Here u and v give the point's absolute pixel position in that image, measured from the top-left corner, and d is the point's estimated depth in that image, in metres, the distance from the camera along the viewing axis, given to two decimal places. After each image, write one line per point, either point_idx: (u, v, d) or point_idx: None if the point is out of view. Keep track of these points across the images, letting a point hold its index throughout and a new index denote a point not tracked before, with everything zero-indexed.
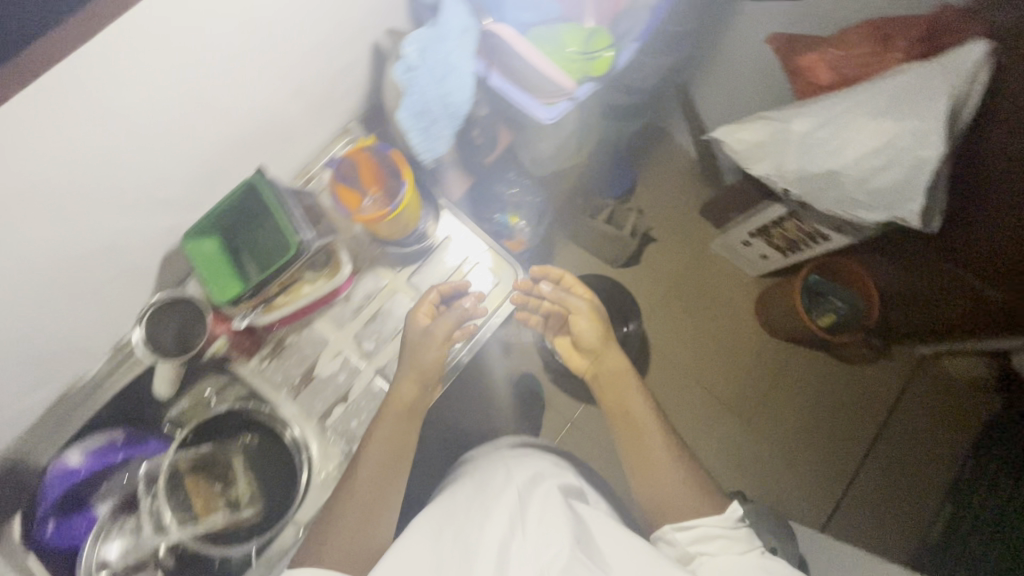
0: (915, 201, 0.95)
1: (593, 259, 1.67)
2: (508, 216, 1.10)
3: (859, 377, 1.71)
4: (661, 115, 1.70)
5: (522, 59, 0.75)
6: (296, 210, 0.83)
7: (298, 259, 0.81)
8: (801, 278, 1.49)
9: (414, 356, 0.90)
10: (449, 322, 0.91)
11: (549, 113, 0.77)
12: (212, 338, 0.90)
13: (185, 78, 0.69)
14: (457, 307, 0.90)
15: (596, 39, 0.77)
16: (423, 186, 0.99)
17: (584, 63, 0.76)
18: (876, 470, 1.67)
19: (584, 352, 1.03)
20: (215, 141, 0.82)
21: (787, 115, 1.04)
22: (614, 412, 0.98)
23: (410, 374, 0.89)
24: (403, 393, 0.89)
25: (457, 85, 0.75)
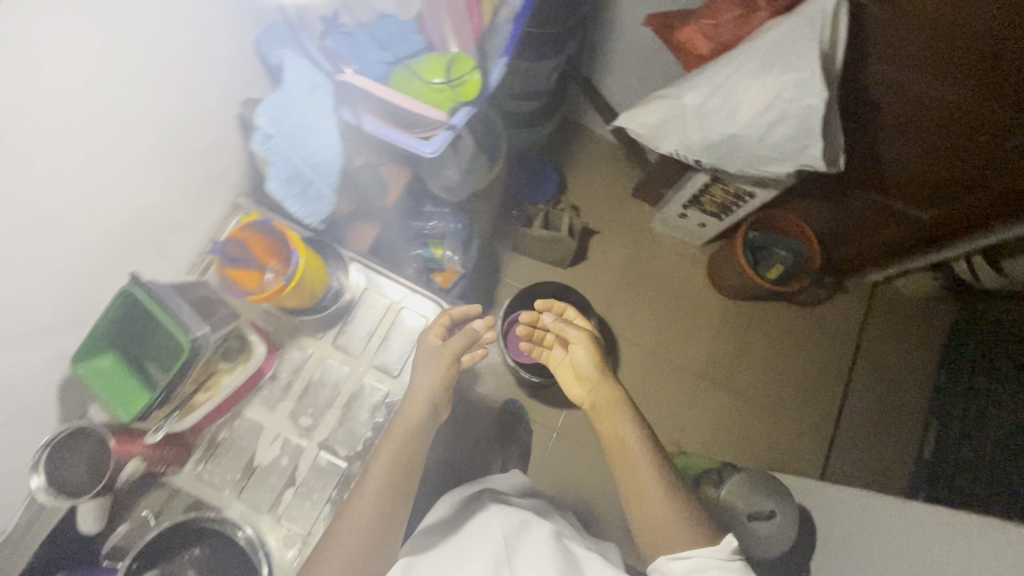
0: (814, 145, 0.97)
1: (540, 265, 1.66)
2: (432, 249, 1.08)
3: (818, 317, 1.76)
4: (572, 110, 1.71)
5: (386, 101, 0.69)
6: (186, 307, 0.74)
7: (199, 356, 0.72)
8: (741, 238, 1.52)
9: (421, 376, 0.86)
10: (457, 342, 0.88)
11: (426, 148, 0.71)
12: (121, 463, 0.75)
13: (29, 190, 0.62)
14: (469, 326, 0.87)
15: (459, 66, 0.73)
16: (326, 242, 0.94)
17: (452, 91, 0.72)
18: (857, 406, 1.72)
19: (582, 377, 1.10)
20: (83, 252, 0.74)
21: (677, 90, 1.05)
22: (606, 436, 1.00)
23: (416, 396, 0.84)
24: (412, 409, 0.85)
25: (321, 144, 0.67)
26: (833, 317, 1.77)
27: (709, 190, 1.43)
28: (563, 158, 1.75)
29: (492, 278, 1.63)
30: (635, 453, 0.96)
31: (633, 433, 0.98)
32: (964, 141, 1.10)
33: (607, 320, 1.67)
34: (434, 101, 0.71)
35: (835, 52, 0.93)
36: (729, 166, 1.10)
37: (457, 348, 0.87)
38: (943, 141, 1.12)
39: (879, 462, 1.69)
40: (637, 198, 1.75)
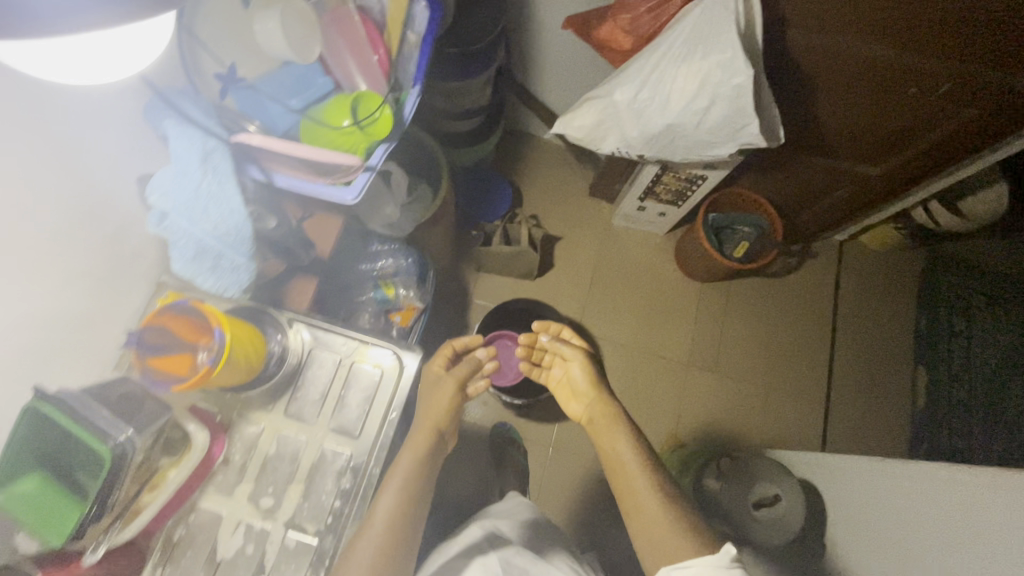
0: (751, 122, 0.95)
1: (508, 280, 1.62)
2: (384, 289, 1.03)
3: (792, 287, 1.75)
4: (514, 120, 1.68)
5: (291, 154, 0.65)
6: (97, 411, 0.57)
7: (119, 454, 0.56)
8: (700, 222, 1.51)
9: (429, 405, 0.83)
10: (466, 367, 0.89)
11: (347, 195, 0.68)
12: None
13: None
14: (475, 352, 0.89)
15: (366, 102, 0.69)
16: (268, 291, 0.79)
17: (360, 130, 0.68)
18: (846, 368, 1.72)
19: (578, 395, 1.13)
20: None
21: (607, 89, 1.03)
22: (604, 451, 1.00)
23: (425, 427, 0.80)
24: (423, 436, 0.79)
25: (225, 212, 0.59)
26: (807, 284, 1.77)
27: (662, 179, 1.41)
28: (515, 169, 1.72)
29: (461, 301, 1.58)
30: (630, 468, 0.94)
31: (629, 449, 0.97)
32: (896, 93, 1.12)
33: (585, 325, 1.63)
34: (346, 145, 0.68)
35: (753, 30, 0.93)
36: (673, 155, 1.08)
37: (464, 375, 0.88)
38: (876, 95, 1.14)
39: (879, 420, 1.67)
40: (594, 197, 1.73)
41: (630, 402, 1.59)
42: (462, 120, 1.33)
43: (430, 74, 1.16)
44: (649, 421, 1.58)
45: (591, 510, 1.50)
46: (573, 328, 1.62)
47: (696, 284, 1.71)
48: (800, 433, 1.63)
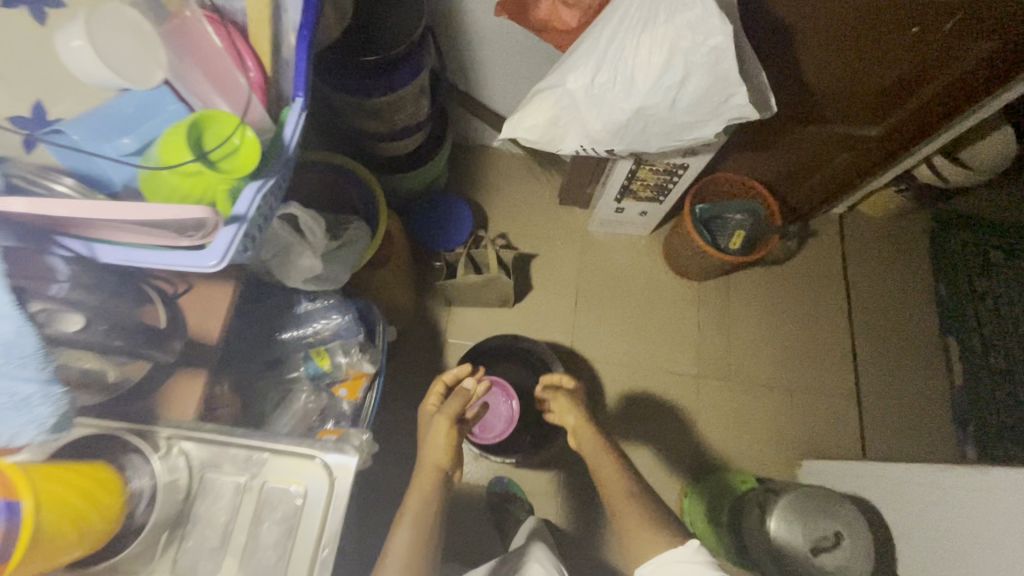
0: (738, 91, 0.78)
1: (483, 312, 1.42)
2: (319, 360, 0.82)
3: (799, 269, 1.59)
4: (462, 133, 1.50)
5: (122, 218, 0.46)
6: None
7: None
8: (689, 215, 1.33)
9: (430, 444, 0.87)
10: (454, 402, 0.90)
11: (205, 264, 0.48)
12: None
13: None
14: (463, 389, 0.91)
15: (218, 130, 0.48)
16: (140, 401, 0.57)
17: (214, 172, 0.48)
18: (869, 352, 1.54)
19: (578, 435, 0.94)
20: None
21: (558, 76, 0.85)
22: (606, 502, 0.83)
23: (429, 464, 0.86)
24: (427, 475, 0.85)
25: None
26: (812, 266, 1.60)
27: (639, 174, 1.23)
28: (474, 186, 1.54)
29: (432, 344, 1.37)
30: (641, 527, 0.76)
31: (632, 503, 0.79)
32: (893, 36, 0.96)
33: (578, 349, 1.44)
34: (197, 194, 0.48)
35: None
36: (648, 146, 0.90)
37: (454, 411, 0.90)
38: (869, 42, 0.98)
39: (919, 407, 1.49)
40: (565, 205, 1.55)
41: (642, 429, 1.39)
42: (398, 140, 1.14)
43: (347, 91, 0.97)
44: (667, 449, 1.38)
45: (617, 565, 1.29)
46: (565, 355, 1.42)
47: (692, 285, 1.53)
48: (836, 433, 1.45)
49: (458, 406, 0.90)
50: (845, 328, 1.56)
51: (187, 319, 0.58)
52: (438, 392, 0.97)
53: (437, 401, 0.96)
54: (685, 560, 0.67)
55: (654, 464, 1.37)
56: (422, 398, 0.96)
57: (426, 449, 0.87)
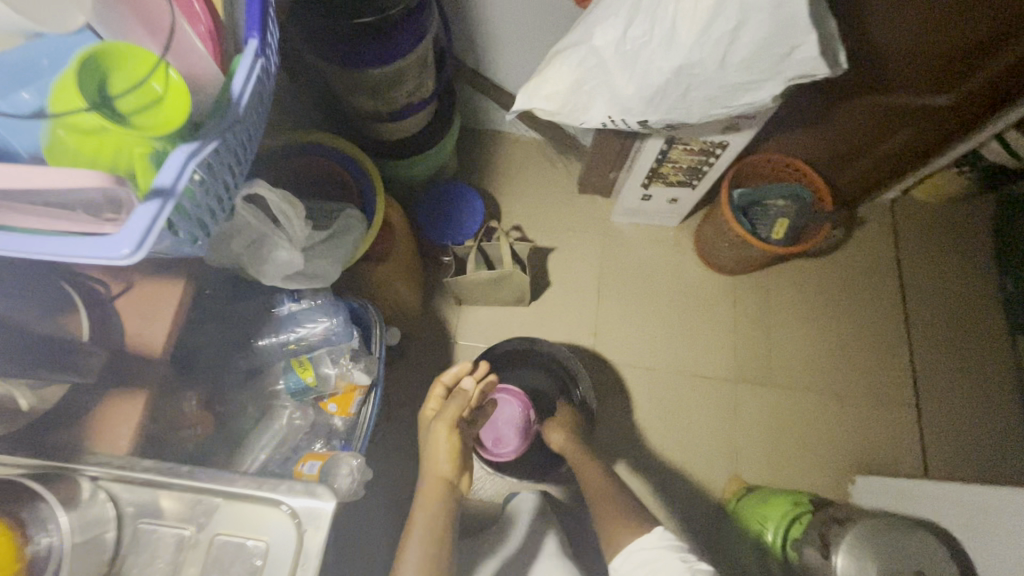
0: (806, 40, 0.64)
1: (496, 312, 1.29)
2: (301, 372, 0.70)
3: (847, 262, 1.43)
4: (473, 116, 1.37)
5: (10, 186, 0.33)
6: None
7: None
8: (726, 199, 1.18)
9: (431, 455, 0.74)
10: (454, 405, 0.78)
11: (120, 252, 0.34)
12: None
13: None
14: (464, 391, 0.78)
15: (124, 68, 0.35)
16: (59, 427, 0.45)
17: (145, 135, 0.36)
18: (928, 353, 1.38)
19: (593, 474, 0.85)
20: None
21: (582, 31, 0.72)
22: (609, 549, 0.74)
23: (432, 476, 0.72)
24: (434, 489, 0.71)
25: None
26: (862, 258, 1.44)
27: (670, 155, 1.09)
28: (486, 173, 1.40)
29: (440, 347, 1.25)
30: (618, 519, 0.76)
31: (630, 531, 0.74)
32: None
33: (601, 351, 1.30)
34: (107, 160, 0.36)
35: None
36: (689, 116, 0.77)
37: (455, 413, 0.77)
38: None
39: (987, 416, 1.32)
40: (585, 193, 1.41)
41: (673, 441, 1.25)
42: (400, 119, 1.02)
43: (339, 60, 0.85)
44: (701, 463, 1.24)
45: None
46: (586, 358, 1.29)
47: (727, 280, 1.38)
48: (892, 446, 1.29)
49: (457, 408, 0.77)
50: (900, 328, 1.39)
51: (122, 327, 0.46)
52: (438, 395, 0.81)
53: (437, 405, 0.82)
54: (650, 548, 0.70)
55: (687, 479, 1.22)
56: (418, 406, 0.82)
57: (427, 465, 0.73)
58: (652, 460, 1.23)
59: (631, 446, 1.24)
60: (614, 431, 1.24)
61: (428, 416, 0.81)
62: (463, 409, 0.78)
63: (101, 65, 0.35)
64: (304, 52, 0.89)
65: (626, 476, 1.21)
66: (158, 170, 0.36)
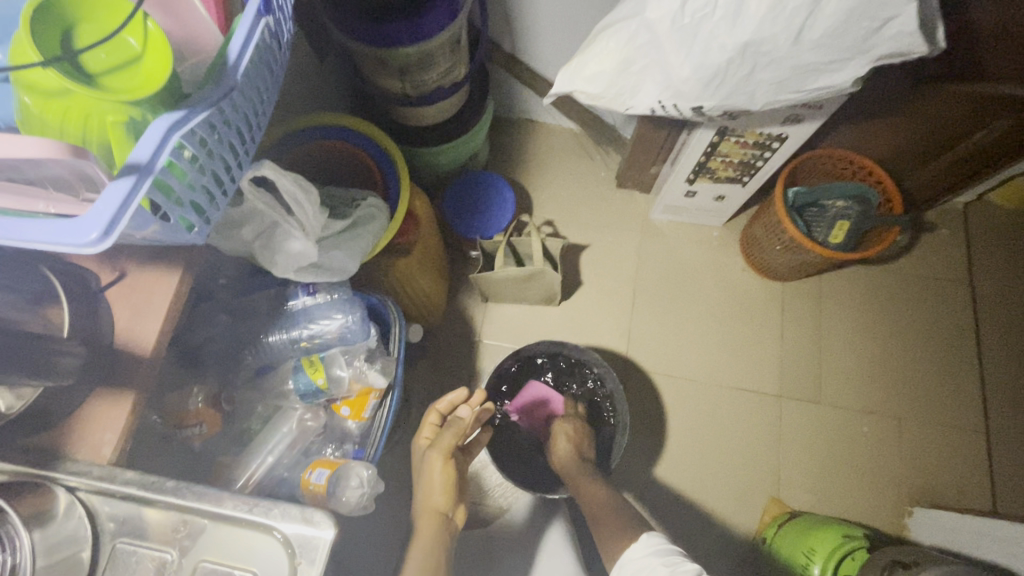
0: (903, 11, 0.55)
1: (524, 311, 1.22)
2: (312, 373, 0.64)
3: (911, 270, 1.30)
4: (509, 103, 1.30)
5: None
6: None
7: None
8: (780, 197, 1.07)
9: (425, 486, 0.71)
10: (449, 433, 0.74)
11: (86, 238, 0.29)
12: None
13: None
14: (459, 419, 0.75)
15: (99, 17, 0.32)
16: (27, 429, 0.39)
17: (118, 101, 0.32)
18: (1003, 377, 1.23)
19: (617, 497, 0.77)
20: None
21: (633, 3, 0.63)
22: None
23: (427, 509, 0.70)
24: (428, 522, 0.68)
25: None
26: (929, 267, 1.30)
27: (721, 148, 0.99)
28: (519, 164, 1.33)
29: (464, 345, 1.19)
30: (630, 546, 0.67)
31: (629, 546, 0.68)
32: None
33: (634, 357, 1.22)
34: (77, 126, 0.32)
35: None
36: (752, 102, 0.68)
37: (451, 442, 0.73)
38: None
39: None
40: (624, 188, 1.32)
41: (708, 455, 1.16)
42: (430, 104, 0.96)
43: (367, 35, 0.79)
44: (741, 482, 1.15)
45: None
46: (618, 364, 1.21)
47: (774, 285, 1.28)
48: (955, 478, 1.16)
49: (454, 437, 0.73)
50: (969, 346, 1.26)
51: (110, 320, 0.42)
52: (432, 424, 0.79)
53: (430, 434, 0.78)
54: (636, 558, 0.65)
55: (724, 499, 1.14)
56: (411, 435, 0.79)
57: (420, 504, 0.71)
58: (687, 476, 1.14)
59: (664, 461, 1.15)
60: (645, 443, 1.16)
61: (420, 446, 0.77)
62: (461, 437, 0.75)
63: (72, 14, 0.31)
64: (331, 29, 0.84)
65: (657, 493, 1.13)
66: (134, 140, 0.32)
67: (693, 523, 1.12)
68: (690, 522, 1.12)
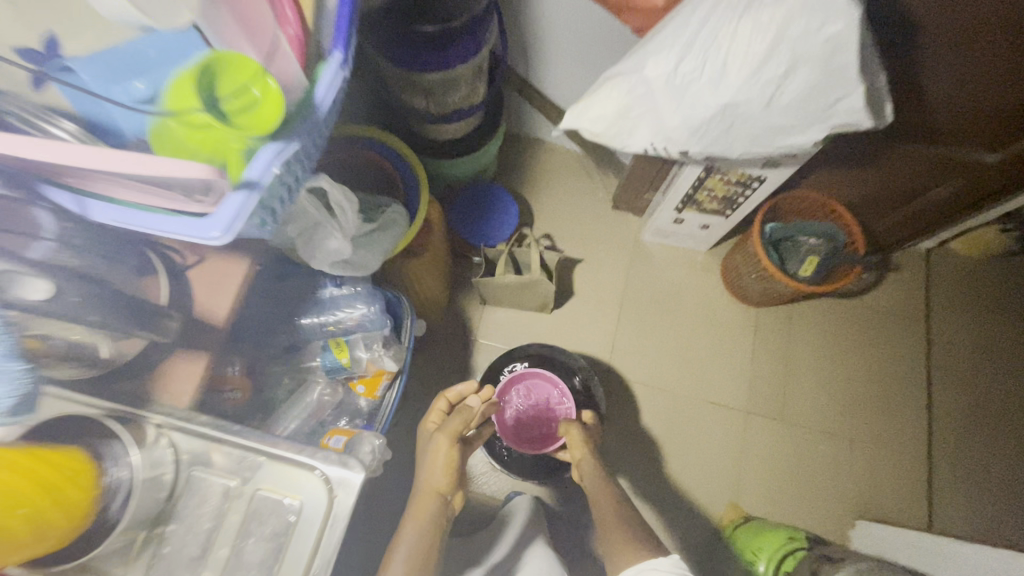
0: (854, 91, 0.66)
1: (518, 316, 1.33)
2: (337, 351, 0.76)
3: (872, 304, 1.42)
4: (518, 124, 1.42)
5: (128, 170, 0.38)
6: None
7: None
8: (757, 232, 1.19)
9: (429, 468, 0.81)
10: (456, 420, 0.84)
11: (209, 235, 0.40)
12: None
13: None
14: (465, 407, 0.85)
15: (230, 72, 0.42)
16: (124, 384, 0.49)
17: (236, 128, 0.42)
18: (949, 410, 1.36)
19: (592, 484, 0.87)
20: None
21: (633, 62, 0.74)
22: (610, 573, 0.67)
23: (428, 490, 0.79)
24: (426, 501, 0.78)
25: None
26: (890, 302, 1.43)
27: (709, 182, 1.11)
28: (524, 180, 1.44)
29: (461, 343, 1.30)
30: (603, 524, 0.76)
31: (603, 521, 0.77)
32: None
33: (616, 366, 1.33)
34: (207, 149, 0.42)
35: None
36: (730, 150, 0.79)
37: (456, 429, 0.83)
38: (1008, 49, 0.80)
39: (999, 477, 1.31)
40: (618, 210, 1.44)
41: (677, 459, 1.27)
42: (448, 122, 1.07)
43: (399, 62, 0.90)
44: (706, 488, 1.26)
45: None
46: (602, 371, 1.31)
47: (748, 309, 1.40)
48: (897, 496, 1.28)
49: (459, 424, 0.84)
50: (919, 376, 1.38)
51: (192, 294, 0.52)
52: (439, 410, 0.90)
53: (437, 419, 0.89)
54: (661, 570, 0.61)
55: (690, 500, 1.24)
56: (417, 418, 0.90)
57: (420, 484, 0.80)
58: (658, 478, 1.25)
59: (638, 462, 1.26)
60: (621, 444, 1.27)
61: (425, 430, 0.88)
62: (465, 425, 0.85)
63: (212, 70, 0.42)
64: (367, 51, 0.94)
65: (630, 490, 1.23)
66: (247, 162, 0.42)
67: (660, 522, 1.22)
68: (657, 520, 1.22)
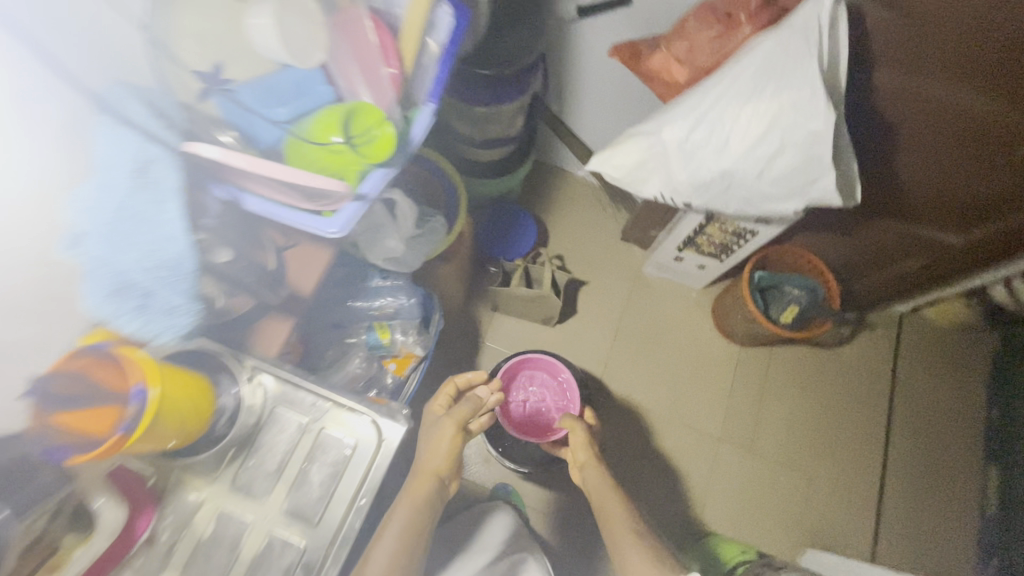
0: (825, 176, 0.81)
1: (525, 325, 1.47)
2: (379, 330, 0.90)
3: (845, 355, 1.56)
4: (544, 154, 1.57)
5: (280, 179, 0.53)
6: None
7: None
8: (746, 278, 1.33)
9: (431, 449, 0.91)
10: (464, 409, 0.95)
11: (328, 230, 0.57)
12: None
13: None
14: (475, 396, 0.97)
15: (362, 114, 0.58)
16: (229, 334, 0.63)
17: (358, 154, 0.57)
18: (904, 462, 1.48)
19: None
20: None
21: (654, 125, 0.89)
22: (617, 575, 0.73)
23: (427, 470, 0.89)
24: (424, 481, 0.87)
25: (158, 238, 0.46)
26: (861, 355, 1.57)
27: (707, 229, 1.26)
28: (544, 204, 1.60)
29: (471, 344, 1.43)
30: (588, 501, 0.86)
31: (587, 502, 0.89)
32: (984, 163, 0.89)
33: (607, 381, 1.46)
34: (333, 169, 0.57)
35: (836, 71, 0.79)
36: (726, 208, 0.92)
37: (462, 415, 0.94)
38: (957, 160, 0.91)
39: (942, 524, 1.43)
40: (625, 242, 1.59)
41: (653, 473, 1.40)
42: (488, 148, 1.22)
43: (457, 95, 1.05)
44: (675, 502, 1.38)
45: None
46: (593, 385, 1.45)
47: (732, 346, 1.54)
48: (847, 530, 1.41)
49: (467, 411, 0.94)
50: (880, 425, 1.51)
51: (288, 270, 0.66)
52: (447, 394, 1.02)
53: (444, 403, 1.01)
54: None
55: (660, 510, 1.37)
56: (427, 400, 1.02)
57: (420, 464, 0.90)
58: (633, 487, 1.38)
59: (614, 470, 1.39)
60: (603, 453, 1.39)
61: (433, 410, 0.99)
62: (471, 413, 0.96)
63: (349, 110, 0.58)
64: None
65: None
66: (360, 181, 0.58)
67: None
68: None
